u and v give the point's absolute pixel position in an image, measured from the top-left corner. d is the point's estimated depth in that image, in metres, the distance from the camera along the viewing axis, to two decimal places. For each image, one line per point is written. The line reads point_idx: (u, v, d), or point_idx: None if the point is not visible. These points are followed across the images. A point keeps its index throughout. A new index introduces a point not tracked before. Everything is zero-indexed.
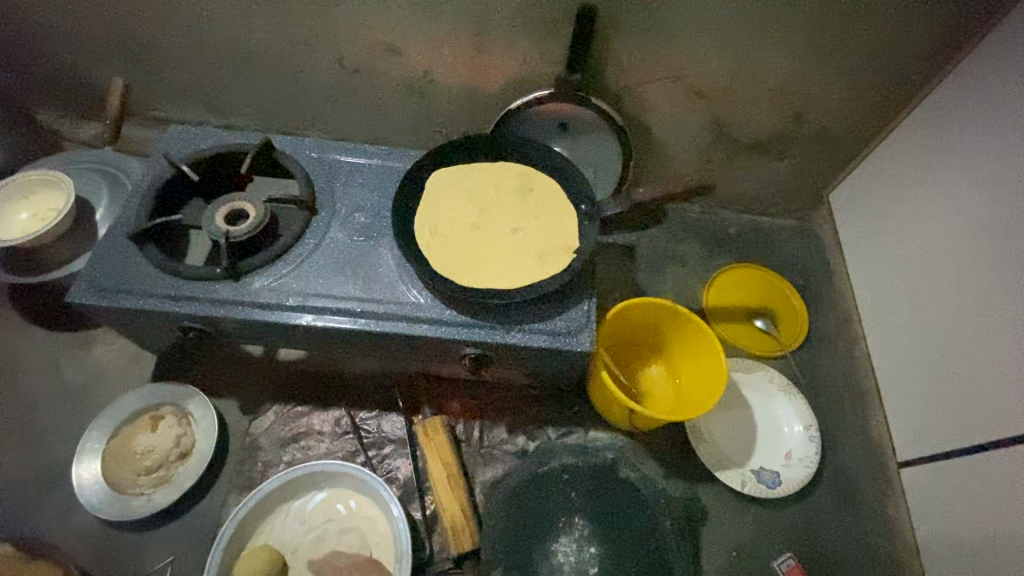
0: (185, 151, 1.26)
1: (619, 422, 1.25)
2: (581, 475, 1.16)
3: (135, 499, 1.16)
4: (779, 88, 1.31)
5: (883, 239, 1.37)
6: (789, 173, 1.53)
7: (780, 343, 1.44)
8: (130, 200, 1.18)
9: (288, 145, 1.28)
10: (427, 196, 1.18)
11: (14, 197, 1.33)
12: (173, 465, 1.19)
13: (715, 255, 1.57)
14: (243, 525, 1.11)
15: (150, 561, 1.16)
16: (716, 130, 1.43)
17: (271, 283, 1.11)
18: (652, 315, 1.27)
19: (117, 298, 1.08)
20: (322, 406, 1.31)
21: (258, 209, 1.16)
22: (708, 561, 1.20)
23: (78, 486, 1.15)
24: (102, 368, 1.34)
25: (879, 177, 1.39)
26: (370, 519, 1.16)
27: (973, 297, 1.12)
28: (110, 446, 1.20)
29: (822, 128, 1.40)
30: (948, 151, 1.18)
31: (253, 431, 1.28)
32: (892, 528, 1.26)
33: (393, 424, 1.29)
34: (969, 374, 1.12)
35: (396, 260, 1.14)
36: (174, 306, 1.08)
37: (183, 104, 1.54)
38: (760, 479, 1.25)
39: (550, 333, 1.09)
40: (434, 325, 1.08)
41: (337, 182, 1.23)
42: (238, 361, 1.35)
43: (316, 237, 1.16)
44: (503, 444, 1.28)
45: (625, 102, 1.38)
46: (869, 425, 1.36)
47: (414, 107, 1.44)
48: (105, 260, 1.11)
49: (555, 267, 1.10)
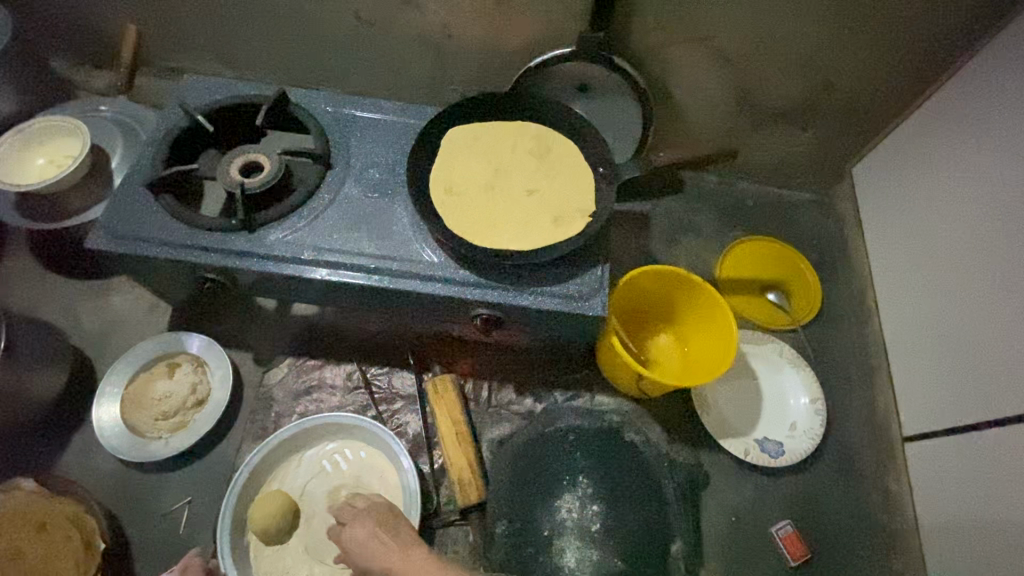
0: (199, 101, 1.24)
1: (626, 388, 1.26)
2: (587, 436, 1.18)
3: (153, 442, 1.19)
4: (807, 54, 1.26)
5: (903, 216, 1.34)
6: (812, 144, 1.49)
7: (791, 317, 1.44)
8: (145, 149, 1.18)
9: (302, 98, 1.27)
10: (443, 153, 1.17)
11: (31, 142, 1.33)
12: (189, 411, 1.23)
13: (731, 226, 1.55)
14: (258, 471, 1.15)
15: (169, 501, 1.20)
16: (738, 96, 1.39)
17: (286, 236, 1.11)
18: (665, 284, 1.26)
19: (133, 245, 1.09)
20: (334, 361, 1.33)
21: (274, 161, 1.15)
22: (707, 523, 1.23)
23: (99, 428, 1.19)
24: (120, 317, 1.37)
25: (904, 151, 1.35)
26: (380, 471, 1.19)
27: (990, 276, 1.10)
28: (128, 391, 1.23)
29: (848, 99, 1.36)
30: (976, 126, 1.14)
31: (267, 382, 1.30)
32: (891, 500, 1.28)
33: (403, 381, 1.32)
34: (979, 353, 1.11)
35: (411, 218, 1.14)
36: (190, 256, 1.09)
37: (197, 55, 1.52)
38: (763, 449, 1.27)
39: (562, 297, 1.09)
40: (447, 284, 1.09)
41: (351, 137, 1.22)
42: (252, 314, 1.37)
43: (330, 192, 1.16)
44: (511, 405, 1.30)
45: (648, 64, 1.34)
46: (875, 400, 1.36)
47: (431, 63, 1.41)
48: (122, 208, 1.11)
49: (570, 231, 1.09)
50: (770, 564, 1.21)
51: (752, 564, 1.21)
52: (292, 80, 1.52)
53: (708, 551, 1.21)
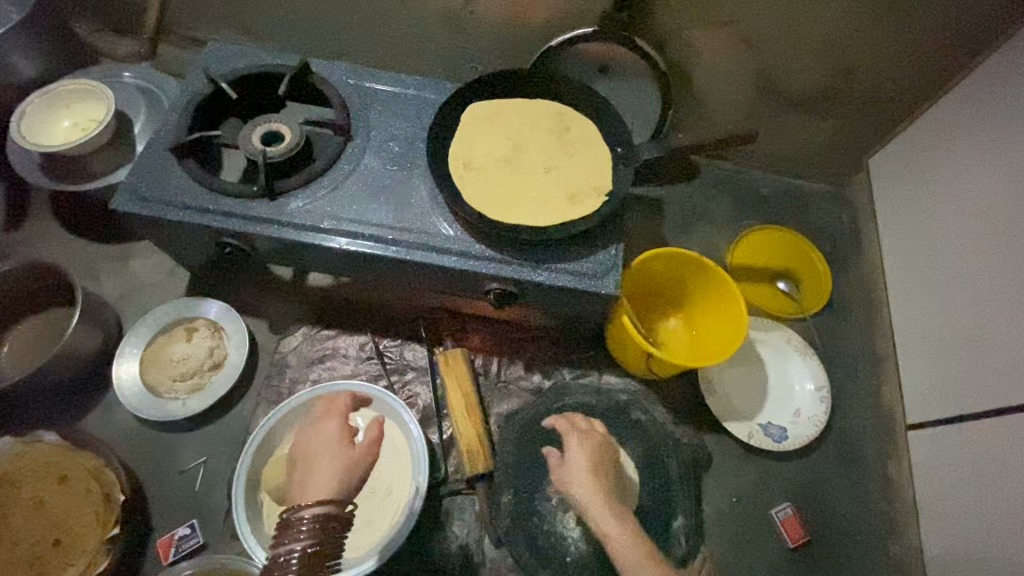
0: (222, 69, 1.25)
1: (636, 369, 1.28)
2: (593, 413, 1.23)
3: (171, 402, 1.22)
4: (829, 41, 1.25)
5: (916, 208, 1.34)
6: (829, 134, 1.49)
7: (800, 306, 1.45)
8: (169, 115, 1.19)
9: (324, 69, 1.27)
10: (462, 129, 1.17)
11: (56, 104, 1.35)
12: (206, 373, 1.26)
13: (744, 213, 1.56)
14: (273, 434, 1.18)
15: (185, 460, 1.24)
16: (759, 81, 1.38)
17: (306, 205, 1.13)
18: (676, 267, 1.28)
19: (157, 209, 1.11)
20: (348, 331, 1.36)
21: (295, 131, 1.17)
22: (708, 502, 1.26)
23: (118, 386, 1.22)
24: (139, 281, 1.39)
25: (921, 144, 1.34)
26: (390, 440, 1.21)
27: (1001, 268, 1.10)
28: (148, 352, 1.26)
29: (869, 89, 1.35)
30: (996, 116, 1.13)
31: (282, 349, 1.33)
32: (891, 487, 1.29)
33: (415, 353, 1.34)
34: (985, 343, 1.12)
35: (429, 192, 1.15)
36: (212, 220, 1.11)
37: (219, 25, 1.52)
38: (767, 433, 1.28)
39: (576, 275, 1.10)
40: (463, 258, 1.10)
41: (372, 110, 1.23)
42: (269, 283, 1.39)
43: (350, 163, 1.17)
44: (520, 380, 1.32)
45: (669, 47, 1.34)
46: (880, 389, 1.38)
47: (452, 39, 1.41)
48: (147, 171, 1.13)
49: (587, 209, 1.10)
50: (768, 545, 1.24)
51: (750, 544, 1.23)
52: (314, 52, 1.52)
53: (709, 529, 1.24)
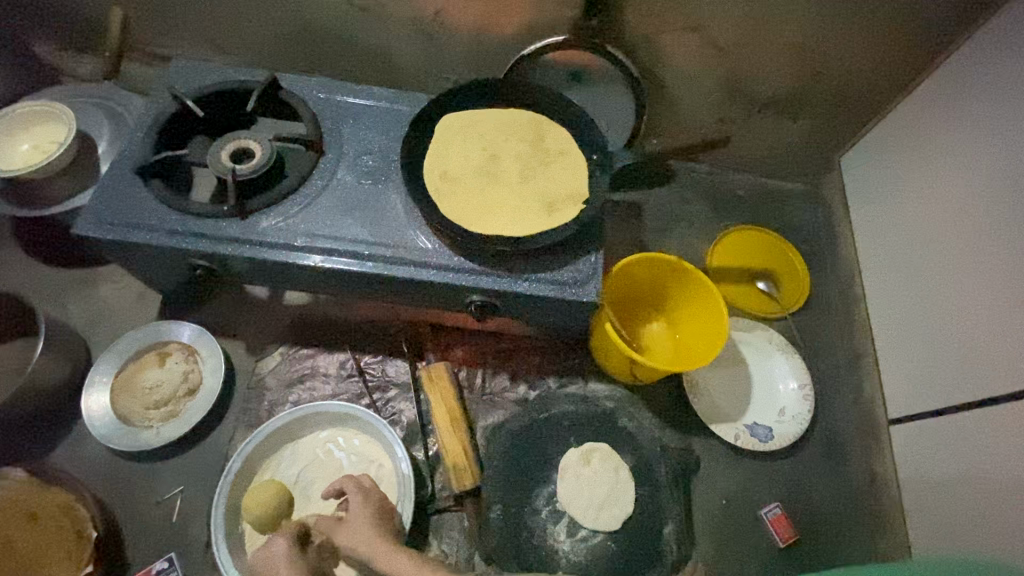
0: (189, 86, 1.23)
1: (620, 375, 1.28)
2: (580, 422, 1.22)
3: (145, 431, 1.18)
4: (799, 44, 1.27)
5: (889, 206, 1.37)
6: (801, 135, 1.52)
7: (779, 304, 1.46)
8: (134, 135, 1.16)
9: (294, 84, 1.25)
10: (437, 141, 1.16)
11: (16, 127, 1.31)
12: (181, 400, 1.22)
13: (721, 215, 1.57)
14: (252, 459, 1.15)
15: (161, 490, 1.19)
16: (731, 86, 1.40)
17: (278, 223, 1.10)
18: (657, 271, 1.27)
19: (123, 232, 1.07)
20: (328, 349, 1.33)
21: (265, 147, 1.14)
22: (698, 506, 1.25)
23: (88, 417, 1.17)
24: (108, 305, 1.35)
25: (892, 142, 1.37)
26: (375, 459, 1.19)
27: (974, 261, 1.12)
28: (119, 379, 1.22)
29: (840, 89, 1.37)
30: (962, 114, 1.16)
31: (259, 371, 1.30)
32: (877, 483, 1.30)
33: (397, 368, 1.32)
34: (962, 335, 1.14)
35: (404, 205, 1.13)
36: (181, 242, 1.08)
37: (184, 41, 1.49)
38: (753, 433, 1.29)
39: (557, 284, 1.09)
40: (441, 271, 1.08)
41: (344, 124, 1.21)
42: (244, 303, 1.36)
43: (323, 179, 1.15)
44: (505, 392, 1.31)
45: (641, 53, 1.35)
46: (861, 385, 1.39)
47: (423, 50, 1.40)
48: (112, 194, 1.10)
49: (564, 218, 1.09)
50: (759, 546, 1.24)
51: (742, 547, 1.23)
52: (285, 67, 1.50)
53: (700, 533, 1.23)
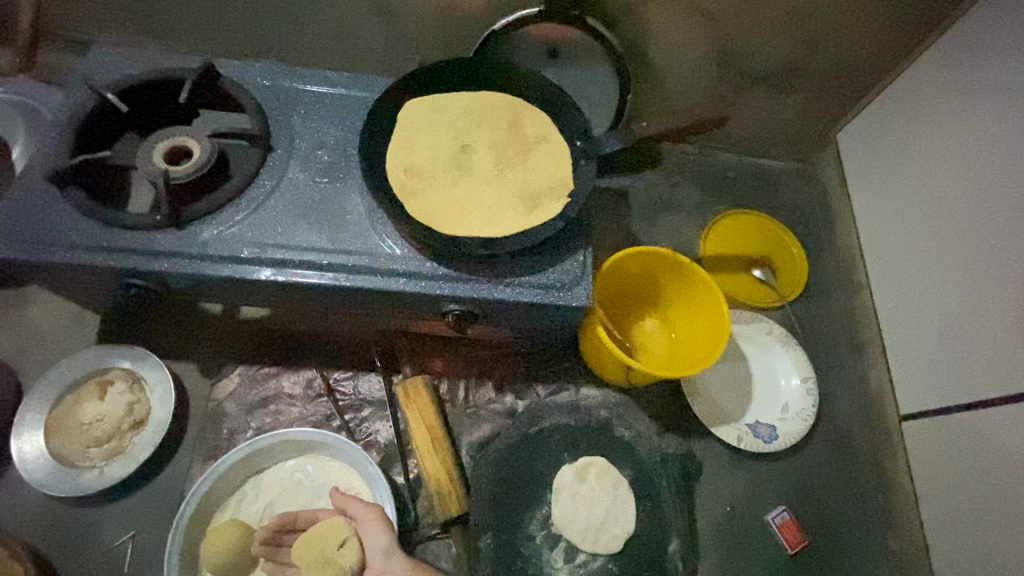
0: (109, 78, 1.06)
1: (614, 379, 1.18)
2: (573, 435, 1.12)
3: (86, 473, 1.05)
4: (796, 12, 1.15)
5: (893, 185, 1.28)
6: (796, 110, 1.41)
7: (779, 293, 1.37)
8: (46, 137, 1.00)
9: (233, 71, 1.10)
10: (401, 131, 1.03)
11: None
12: (127, 435, 1.08)
13: (712, 199, 1.47)
14: (210, 499, 1.02)
15: (110, 537, 1.07)
16: (722, 59, 1.28)
17: (222, 232, 0.96)
18: (650, 266, 1.17)
19: (37, 252, 0.92)
20: (292, 367, 1.21)
21: (203, 145, 0.99)
22: (702, 515, 1.18)
23: (19, 461, 1.03)
24: (39, 331, 1.19)
25: (895, 117, 1.27)
26: (350, 487, 1.07)
27: (995, 244, 1.03)
28: (52, 416, 1.07)
29: (838, 59, 1.26)
30: (978, 84, 1.06)
31: (217, 396, 1.17)
32: (886, 478, 1.24)
33: (371, 384, 1.20)
34: (981, 324, 1.06)
35: (367, 205, 1.00)
36: (106, 259, 0.93)
37: (105, 25, 1.30)
38: (757, 434, 1.21)
39: (542, 288, 0.98)
40: (412, 279, 0.96)
41: (294, 115, 1.07)
42: (194, 320, 1.22)
43: (273, 179, 1.01)
44: (490, 404, 1.20)
45: (624, 25, 1.22)
46: (866, 376, 1.32)
47: (381, 27, 1.24)
48: (22, 208, 0.94)
49: (547, 214, 0.97)
50: (767, 553, 1.17)
51: (750, 556, 1.16)
52: (225, 51, 1.33)
53: (706, 544, 1.16)
